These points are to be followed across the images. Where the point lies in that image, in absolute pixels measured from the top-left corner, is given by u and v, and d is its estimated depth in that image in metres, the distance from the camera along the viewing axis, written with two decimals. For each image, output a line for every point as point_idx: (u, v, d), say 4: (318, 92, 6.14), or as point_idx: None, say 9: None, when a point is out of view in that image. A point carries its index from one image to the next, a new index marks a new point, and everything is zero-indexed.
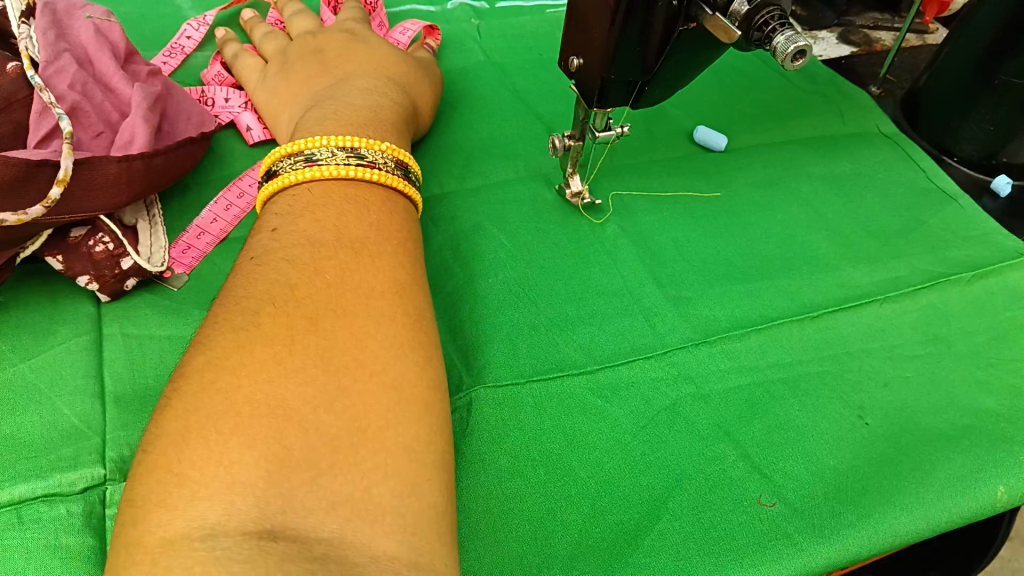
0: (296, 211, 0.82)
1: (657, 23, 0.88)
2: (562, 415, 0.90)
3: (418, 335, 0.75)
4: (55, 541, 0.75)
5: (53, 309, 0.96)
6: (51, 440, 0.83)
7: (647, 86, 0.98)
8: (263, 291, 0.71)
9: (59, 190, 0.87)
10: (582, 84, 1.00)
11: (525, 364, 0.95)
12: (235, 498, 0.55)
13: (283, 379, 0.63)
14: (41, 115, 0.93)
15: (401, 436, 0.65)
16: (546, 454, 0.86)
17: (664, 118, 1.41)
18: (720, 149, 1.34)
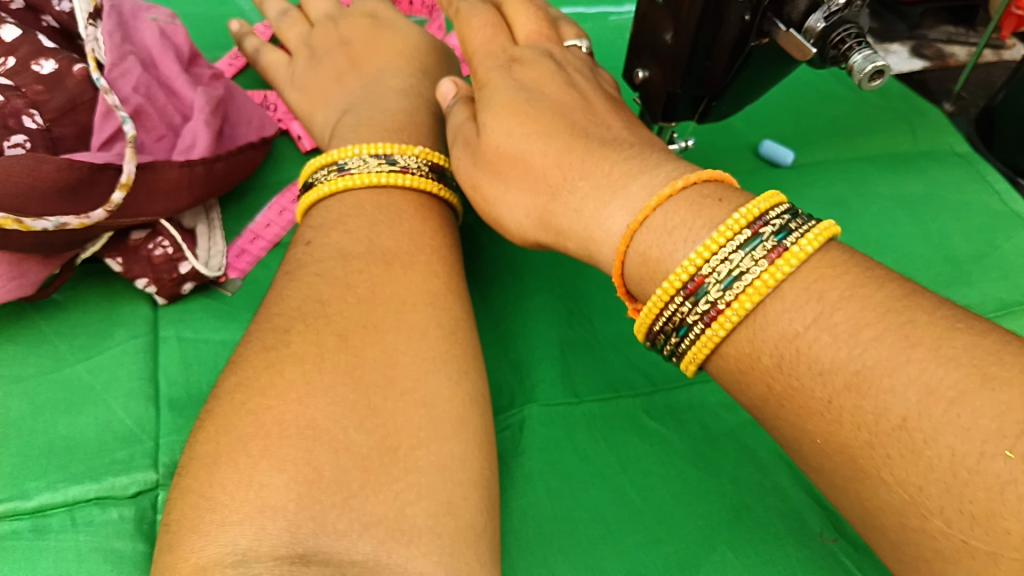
0: (330, 222, 0.81)
1: (726, 36, 0.85)
2: (615, 435, 0.88)
3: (459, 349, 0.72)
4: (108, 546, 0.75)
5: (111, 309, 0.96)
6: (106, 442, 0.83)
7: (715, 103, 0.94)
8: (296, 307, 0.71)
9: (122, 194, 0.88)
10: (648, 98, 0.98)
11: (577, 382, 0.93)
12: (265, 521, 0.55)
13: (315, 399, 0.62)
14: (106, 118, 0.93)
15: (436, 455, 0.63)
16: (596, 475, 0.84)
17: (728, 130, 1.37)
18: (787, 164, 1.30)
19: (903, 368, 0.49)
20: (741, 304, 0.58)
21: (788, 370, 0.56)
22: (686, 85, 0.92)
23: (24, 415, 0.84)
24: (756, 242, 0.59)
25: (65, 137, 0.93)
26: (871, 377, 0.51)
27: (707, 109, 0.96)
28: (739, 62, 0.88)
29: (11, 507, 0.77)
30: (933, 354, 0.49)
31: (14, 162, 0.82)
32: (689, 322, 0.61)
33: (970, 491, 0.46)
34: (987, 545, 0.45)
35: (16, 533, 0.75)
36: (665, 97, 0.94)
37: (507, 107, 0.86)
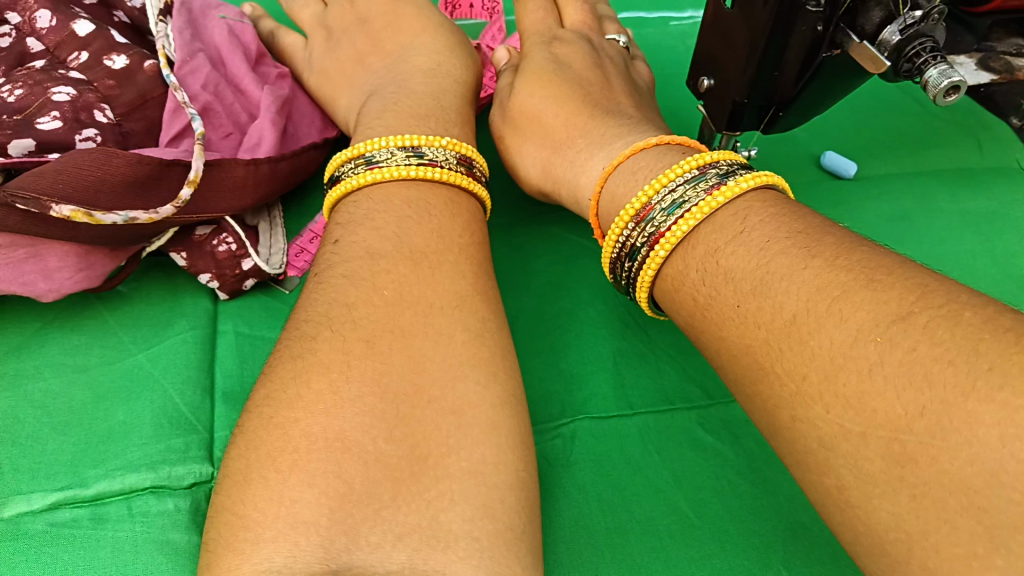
0: (358, 219, 0.77)
1: (792, 45, 0.79)
2: (670, 448, 0.80)
3: (487, 352, 0.67)
4: (163, 537, 0.68)
5: (172, 300, 0.90)
6: (161, 426, 0.77)
7: (783, 114, 0.89)
8: (323, 312, 0.67)
9: (189, 190, 0.84)
10: (714, 105, 0.92)
11: (632, 394, 0.85)
12: (298, 539, 0.52)
13: (340, 411, 0.59)
14: (174, 115, 0.90)
15: (466, 464, 0.58)
16: (648, 488, 0.76)
17: (793, 142, 1.31)
18: (850, 177, 1.24)
19: (798, 273, 0.53)
20: (679, 226, 0.62)
21: (710, 279, 0.59)
22: (751, 94, 0.86)
23: (80, 405, 0.78)
24: (699, 177, 0.64)
25: (136, 132, 0.90)
26: (766, 282, 0.54)
27: (774, 119, 0.90)
28: (809, 73, 0.82)
29: (66, 496, 0.71)
30: (829, 264, 0.52)
31: (80, 158, 0.78)
32: (636, 246, 0.65)
33: (852, 375, 0.46)
34: (862, 425, 0.45)
35: (69, 522, 0.69)
36: (730, 106, 0.89)
37: (537, 75, 0.92)
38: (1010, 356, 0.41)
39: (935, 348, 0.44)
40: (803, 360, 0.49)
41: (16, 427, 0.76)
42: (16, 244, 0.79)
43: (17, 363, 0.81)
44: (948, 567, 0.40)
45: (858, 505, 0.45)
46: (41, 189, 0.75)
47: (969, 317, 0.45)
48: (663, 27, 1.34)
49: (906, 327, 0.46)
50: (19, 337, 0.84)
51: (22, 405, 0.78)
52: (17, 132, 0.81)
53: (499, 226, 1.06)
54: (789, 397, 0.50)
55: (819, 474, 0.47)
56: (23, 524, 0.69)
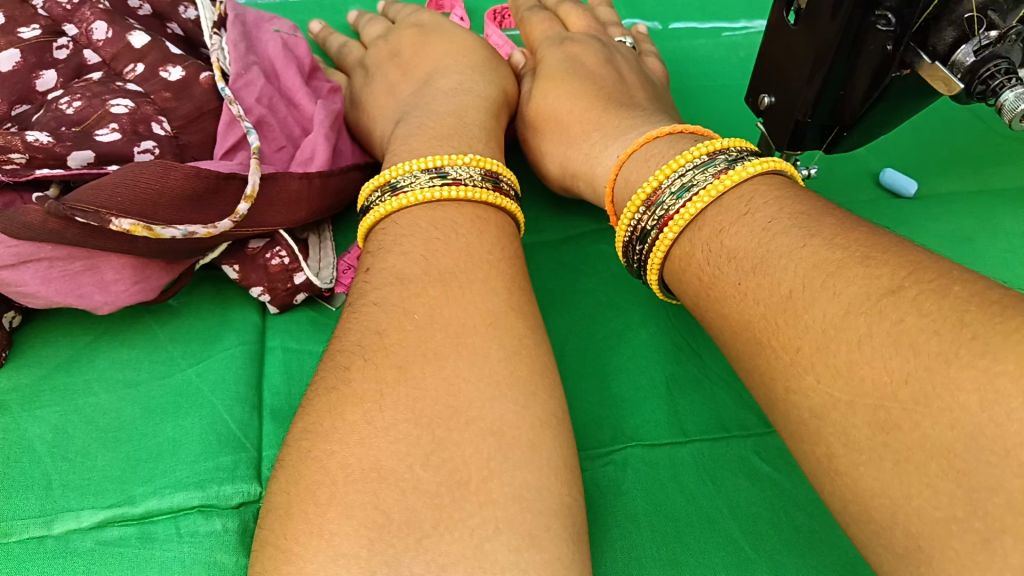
0: (387, 245, 0.66)
1: (862, 61, 0.68)
2: (724, 477, 0.68)
3: (526, 368, 0.57)
4: (208, 559, 0.59)
5: (226, 306, 0.81)
6: (209, 445, 0.67)
7: (848, 135, 0.77)
8: (359, 339, 0.57)
9: (246, 205, 0.75)
10: (774, 126, 0.81)
11: (686, 419, 0.72)
12: (340, 569, 0.44)
13: (375, 440, 0.50)
14: (229, 127, 0.81)
15: (509, 485, 0.49)
16: (704, 518, 0.64)
17: (853, 162, 1.12)
18: (907, 195, 1.06)
19: (797, 251, 0.50)
20: (689, 208, 0.59)
21: (717, 259, 0.55)
22: (815, 112, 0.74)
23: (129, 420, 0.69)
24: (709, 164, 0.60)
25: (193, 145, 0.81)
26: (770, 259, 0.51)
27: (838, 139, 0.78)
28: (875, 94, 0.71)
29: (113, 514, 0.62)
30: (827, 242, 0.49)
31: (140, 167, 0.68)
32: (647, 230, 0.62)
33: (843, 346, 0.43)
34: (851, 394, 0.42)
35: (115, 542, 0.60)
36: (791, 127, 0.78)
37: (552, 78, 0.93)
38: (1000, 329, 0.38)
39: (923, 319, 0.41)
40: (803, 339, 0.46)
41: (59, 441, 0.67)
42: (73, 257, 0.69)
43: (65, 375, 0.72)
44: (929, 529, 0.37)
45: (847, 471, 0.41)
46: (102, 200, 0.65)
47: (958, 292, 0.41)
48: (715, 39, 1.24)
49: (894, 302, 0.42)
50: (68, 351, 0.75)
51: (70, 420, 0.68)
52: (75, 145, 0.71)
53: (547, 239, 0.94)
54: (785, 372, 0.47)
55: (814, 449, 0.43)
56: (65, 544, 0.60)
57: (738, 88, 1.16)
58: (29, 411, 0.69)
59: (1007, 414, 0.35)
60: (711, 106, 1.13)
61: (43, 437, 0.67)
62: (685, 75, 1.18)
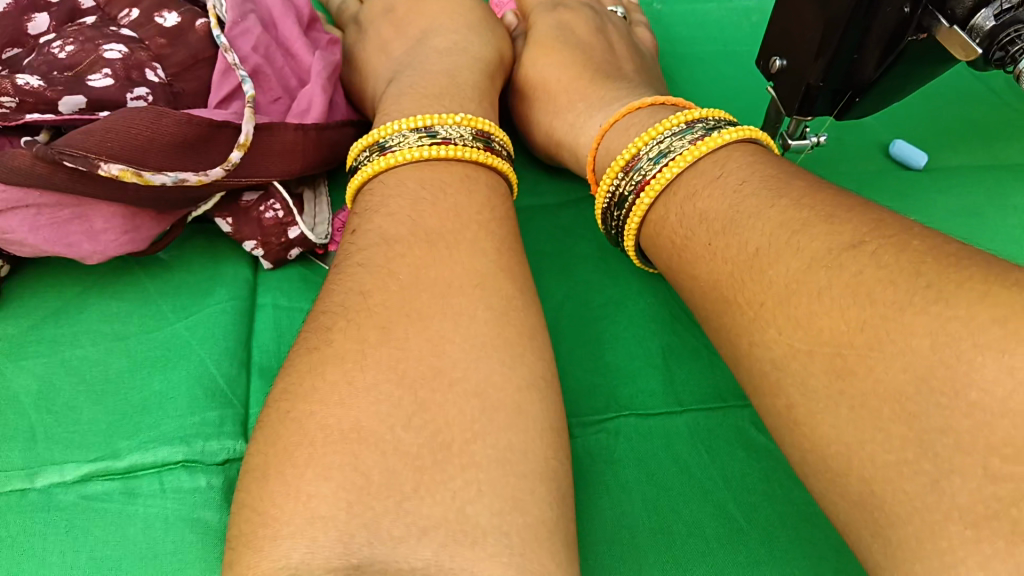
0: (373, 204, 0.58)
1: (875, 28, 0.57)
2: (717, 449, 0.58)
3: (512, 331, 0.50)
4: (191, 516, 0.53)
5: (220, 259, 0.74)
6: (195, 398, 0.60)
7: (861, 101, 0.64)
8: (342, 299, 0.50)
9: (239, 155, 0.68)
10: (783, 91, 0.67)
11: (681, 389, 0.62)
12: (316, 533, 0.39)
13: (355, 401, 0.44)
14: (224, 76, 0.73)
15: (492, 449, 0.43)
16: (692, 494, 0.55)
17: (861, 130, 0.92)
18: (918, 167, 0.86)
19: (766, 213, 0.47)
20: (663, 172, 0.54)
21: (688, 222, 0.52)
22: (828, 77, 0.62)
23: (116, 374, 0.62)
24: (686, 130, 0.56)
25: (188, 93, 0.72)
26: (738, 218, 0.48)
27: (850, 104, 0.65)
28: (891, 56, 0.59)
29: (96, 468, 0.56)
30: (793, 203, 0.46)
31: (130, 112, 0.62)
32: (620, 194, 0.58)
33: (804, 298, 0.41)
34: (810, 342, 0.40)
35: (99, 498, 0.54)
36: (800, 88, 0.65)
37: (543, 43, 0.86)
38: (957, 278, 0.36)
39: (881, 270, 0.39)
40: (766, 292, 0.43)
41: (45, 393, 0.60)
42: (61, 203, 0.63)
43: (53, 327, 0.66)
44: (882, 473, 0.35)
45: (804, 420, 0.39)
46: (92, 144, 0.59)
47: (917, 246, 0.39)
48: (728, 1, 1.07)
49: (854, 256, 0.40)
50: (57, 302, 0.68)
51: (56, 373, 0.62)
52: (65, 90, 0.64)
53: (544, 201, 0.82)
54: (748, 324, 0.44)
55: (773, 400, 0.42)
56: (48, 500, 0.54)
57: (765, 27, 1.04)
58: (16, 362, 0.62)
59: (958, 356, 0.34)
60: (715, 71, 0.97)
61: (29, 389, 0.60)
62: (690, 39, 1.03)
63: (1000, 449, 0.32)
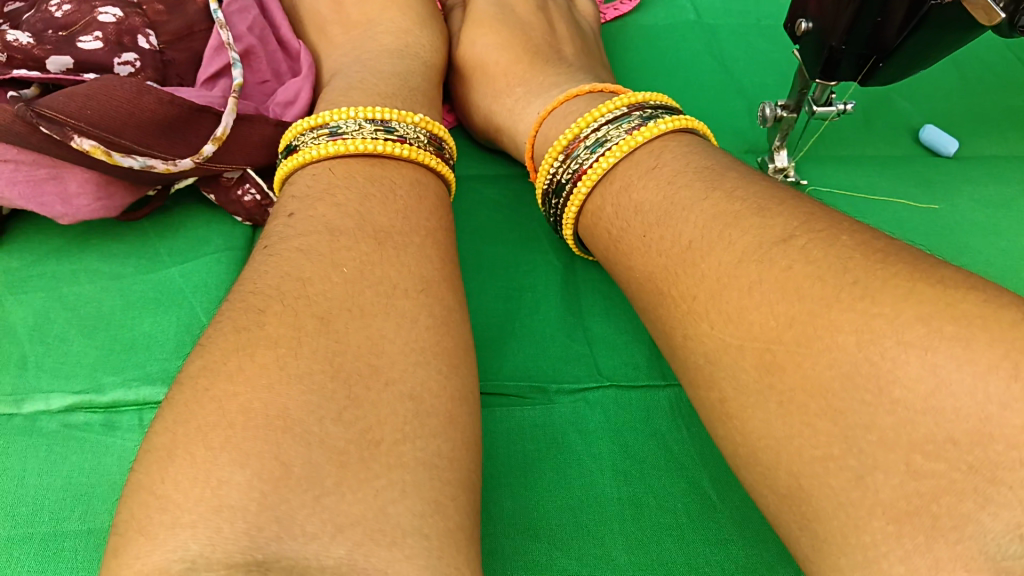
0: (313, 194, 0.42)
1: None
2: (681, 424, 0.45)
3: (453, 346, 0.37)
4: (104, 480, 0.42)
5: (217, 215, 0.55)
6: (178, 339, 0.48)
7: (886, 67, 0.47)
8: (274, 283, 0.36)
9: (213, 149, 0.50)
10: (812, 52, 0.49)
11: (642, 360, 0.49)
12: (221, 523, 0.28)
13: (263, 382, 0.32)
14: (217, 52, 0.54)
15: (419, 474, 0.31)
16: (649, 473, 0.43)
17: (891, 111, 0.65)
18: (949, 155, 0.61)
19: (675, 186, 0.38)
20: (599, 162, 0.43)
21: (622, 212, 0.41)
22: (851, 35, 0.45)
23: (108, 310, 0.49)
24: (622, 112, 0.44)
25: (180, 64, 0.54)
26: (659, 195, 0.39)
27: (874, 71, 0.48)
28: (916, 19, 0.43)
29: (79, 399, 0.45)
30: (747, 175, 0.38)
31: (113, 80, 0.46)
32: (557, 180, 0.45)
33: (733, 290, 0.32)
34: (738, 338, 0.31)
35: (79, 430, 0.44)
36: (815, 52, 0.48)
37: None
38: (884, 276, 0.28)
39: (811, 266, 0.30)
40: (698, 284, 0.33)
41: (38, 321, 0.48)
42: (38, 161, 0.47)
43: (53, 262, 0.51)
44: (807, 469, 0.27)
45: (735, 415, 0.31)
46: (73, 109, 0.44)
47: (848, 242, 0.31)
48: None
49: (783, 252, 0.31)
50: (59, 240, 0.52)
51: (51, 306, 0.49)
52: (53, 49, 0.49)
53: (494, 173, 0.61)
54: (680, 315, 0.34)
55: (703, 393, 0.32)
56: (28, 430, 0.44)
57: None
58: (13, 292, 0.49)
59: (881, 354, 0.26)
60: (743, 49, 0.70)
61: (26, 319, 0.48)
62: None
63: (922, 446, 0.25)
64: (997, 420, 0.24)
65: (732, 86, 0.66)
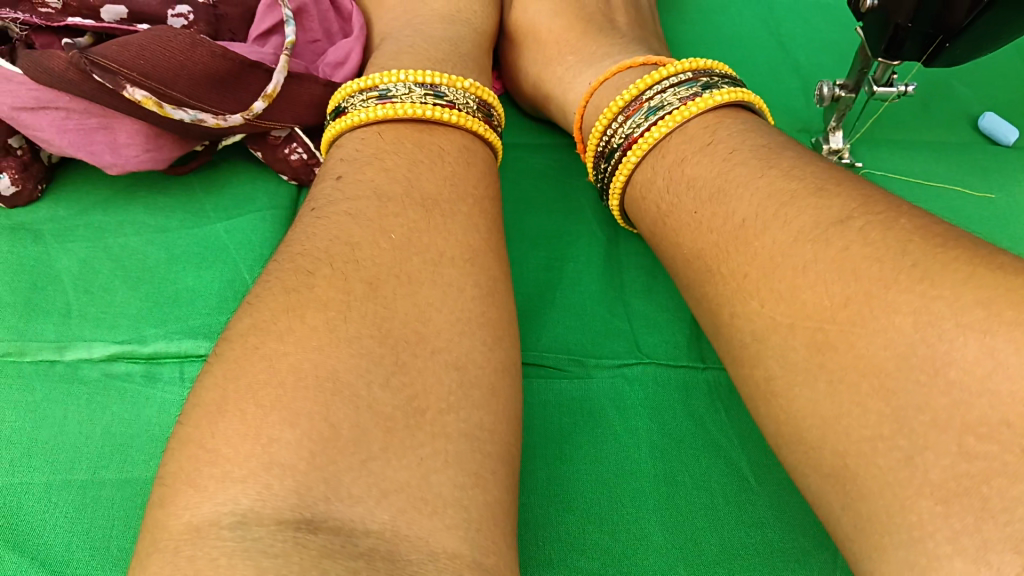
0: (362, 159, 0.42)
1: None
2: (719, 407, 0.45)
3: (498, 317, 0.37)
4: (142, 432, 0.43)
5: (262, 172, 0.55)
6: (220, 296, 0.48)
7: (952, 48, 0.47)
8: (322, 246, 0.37)
9: (263, 106, 0.50)
10: (876, 31, 0.49)
11: (684, 339, 0.49)
12: (271, 480, 0.28)
13: (313, 345, 0.32)
14: (268, 8, 0.53)
15: (461, 437, 0.32)
16: (685, 453, 0.43)
17: (950, 97, 0.64)
18: (1008, 145, 0.60)
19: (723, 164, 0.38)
20: (652, 132, 0.43)
21: (675, 185, 0.41)
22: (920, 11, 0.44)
23: (153, 262, 0.50)
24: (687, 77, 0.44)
25: (232, 19, 0.53)
26: (713, 176, 0.39)
27: (940, 51, 0.48)
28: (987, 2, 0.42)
29: (122, 349, 0.46)
30: (806, 159, 0.37)
31: (166, 31, 0.46)
32: (610, 143, 0.45)
33: (784, 276, 0.32)
34: (789, 331, 0.31)
35: (120, 380, 0.45)
36: (880, 28, 0.48)
37: None
38: (943, 259, 0.29)
39: (868, 247, 0.30)
40: (749, 262, 0.34)
41: (82, 270, 0.49)
42: (88, 110, 0.47)
43: (99, 213, 0.52)
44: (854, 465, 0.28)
45: (782, 394, 0.31)
46: (126, 59, 0.44)
47: (905, 227, 0.31)
48: None
49: (840, 232, 0.31)
50: (106, 191, 0.53)
51: (96, 256, 0.50)
52: None
53: (539, 143, 0.61)
54: (728, 293, 0.35)
55: (748, 370, 0.33)
56: (70, 377, 0.45)
57: None
58: (58, 240, 0.50)
59: (938, 335, 0.27)
60: (803, 25, 0.69)
61: (71, 268, 0.49)
62: None
63: (976, 428, 0.25)
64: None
65: (786, 64, 0.66)
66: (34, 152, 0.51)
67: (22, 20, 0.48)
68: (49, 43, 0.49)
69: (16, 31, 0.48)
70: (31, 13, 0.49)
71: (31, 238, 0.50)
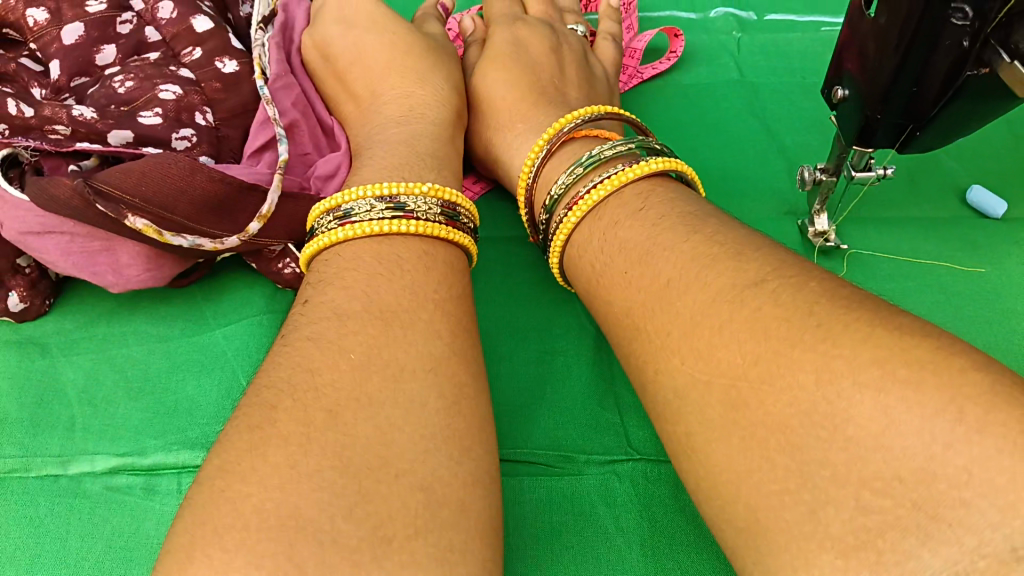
0: (325, 279, 0.44)
1: (943, 33, 0.41)
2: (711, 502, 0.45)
3: (466, 426, 0.38)
4: (139, 542, 0.44)
5: (259, 281, 0.58)
6: (218, 405, 0.50)
7: (923, 136, 0.47)
8: (285, 377, 0.38)
9: (258, 226, 0.52)
10: (850, 118, 0.50)
11: None
12: None
13: (280, 484, 0.33)
14: (262, 127, 0.57)
15: (434, 547, 0.32)
16: (678, 551, 0.43)
17: (937, 174, 0.64)
18: (997, 218, 0.60)
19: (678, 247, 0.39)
20: (593, 193, 0.47)
21: (609, 249, 0.44)
22: (887, 100, 0.46)
23: (154, 372, 0.52)
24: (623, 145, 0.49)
25: (233, 140, 0.58)
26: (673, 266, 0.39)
27: (911, 140, 0.48)
28: (952, 90, 0.43)
29: (122, 462, 0.47)
30: (761, 242, 0.38)
31: (167, 157, 0.49)
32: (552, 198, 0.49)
33: (710, 343, 0.33)
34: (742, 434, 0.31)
35: (121, 493, 0.46)
36: (855, 115, 0.49)
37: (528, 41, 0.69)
38: (880, 344, 0.29)
39: (778, 308, 0.32)
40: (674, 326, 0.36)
41: (87, 384, 0.51)
42: (92, 234, 0.50)
43: (104, 324, 0.54)
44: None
45: (699, 448, 0.32)
46: (128, 186, 0.47)
47: (814, 289, 0.33)
48: None
49: (754, 293, 0.33)
50: (111, 302, 0.56)
51: (100, 368, 0.52)
52: (114, 124, 0.53)
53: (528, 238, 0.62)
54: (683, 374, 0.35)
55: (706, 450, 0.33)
56: (73, 491, 0.46)
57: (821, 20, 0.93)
58: (65, 354, 0.53)
59: (837, 394, 0.28)
60: (786, 110, 0.71)
61: (77, 382, 0.51)
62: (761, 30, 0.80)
63: (872, 482, 0.26)
64: (941, 458, 0.25)
65: (772, 151, 0.67)
66: (42, 270, 0.54)
67: (33, 146, 0.51)
68: (56, 166, 0.52)
69: (25, 156, 0.51)
70: (41, 139, 0.52)
71: (39, 353, 0.53)
